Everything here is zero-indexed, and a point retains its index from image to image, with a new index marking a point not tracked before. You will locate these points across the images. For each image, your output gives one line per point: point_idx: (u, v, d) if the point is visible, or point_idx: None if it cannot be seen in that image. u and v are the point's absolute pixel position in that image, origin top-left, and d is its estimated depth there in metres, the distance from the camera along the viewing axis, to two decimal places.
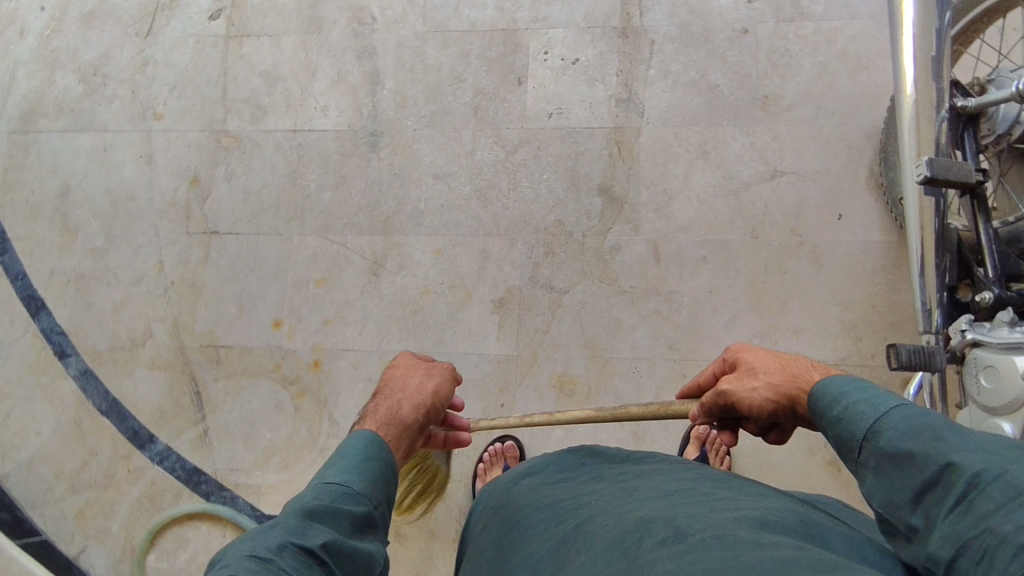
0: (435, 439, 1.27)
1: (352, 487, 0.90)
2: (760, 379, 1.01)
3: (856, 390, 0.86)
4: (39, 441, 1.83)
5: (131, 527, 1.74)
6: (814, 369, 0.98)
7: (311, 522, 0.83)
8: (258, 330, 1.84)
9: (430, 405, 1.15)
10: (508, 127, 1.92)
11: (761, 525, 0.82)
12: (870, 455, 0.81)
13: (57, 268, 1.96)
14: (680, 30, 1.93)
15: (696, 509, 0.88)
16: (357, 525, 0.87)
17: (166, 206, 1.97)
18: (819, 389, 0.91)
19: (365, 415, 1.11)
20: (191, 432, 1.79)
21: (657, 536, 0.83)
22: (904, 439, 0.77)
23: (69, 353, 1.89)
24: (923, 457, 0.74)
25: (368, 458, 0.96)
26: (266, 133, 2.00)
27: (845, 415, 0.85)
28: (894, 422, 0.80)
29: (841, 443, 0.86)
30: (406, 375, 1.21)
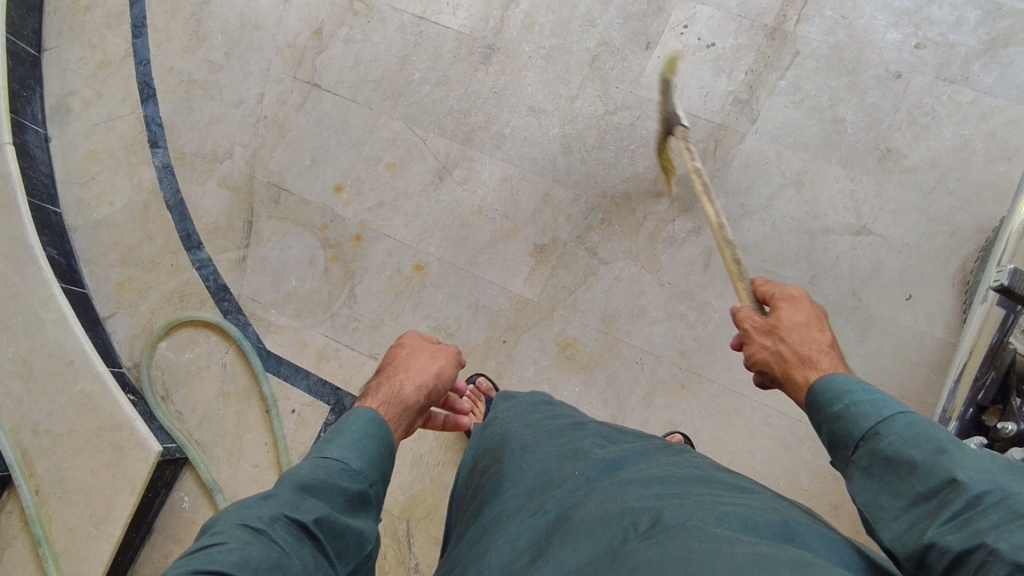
0: (435, 421, 1.44)
1: (349, 465, 1.04)
2: (775, 339, 1.11)
3: (862, 392, 0.93)
4: (110, 209, 2.03)
5: (156, 313, 1.93)
6: (822, 356, 1.05)
7: (306, 495, 0.97)
8: (320, 188, 1.95)
9: (432, 386, 1.28)
10: (618, 86, 1.89)
11: (742, 528, 0.84)
12: (865, 453, 0.87)
13: (176, 67, 2.12)
14: (830, 51, 1.81)
15: (682, 503, 0.90)
16: (349, 501, 1.01)
17: (285, 47, 2.07)
18: (823, 382, 0.98)
19: (368, 392, 1.25)
20: (232, 254, 1.94)
21: (643, 532, 0.85)
22: (904, 446, 0.83)
23: (160, 145, 2.06)
24: (925, 467, 0.79)
25: (367, 436, 1.09)
26: (395, 11, 2.04)
27: (848, 413, 0.91)
28: (898, 427, 0.85)
29: (836, 436, 0.93)
30: (411, 355, 1.34)
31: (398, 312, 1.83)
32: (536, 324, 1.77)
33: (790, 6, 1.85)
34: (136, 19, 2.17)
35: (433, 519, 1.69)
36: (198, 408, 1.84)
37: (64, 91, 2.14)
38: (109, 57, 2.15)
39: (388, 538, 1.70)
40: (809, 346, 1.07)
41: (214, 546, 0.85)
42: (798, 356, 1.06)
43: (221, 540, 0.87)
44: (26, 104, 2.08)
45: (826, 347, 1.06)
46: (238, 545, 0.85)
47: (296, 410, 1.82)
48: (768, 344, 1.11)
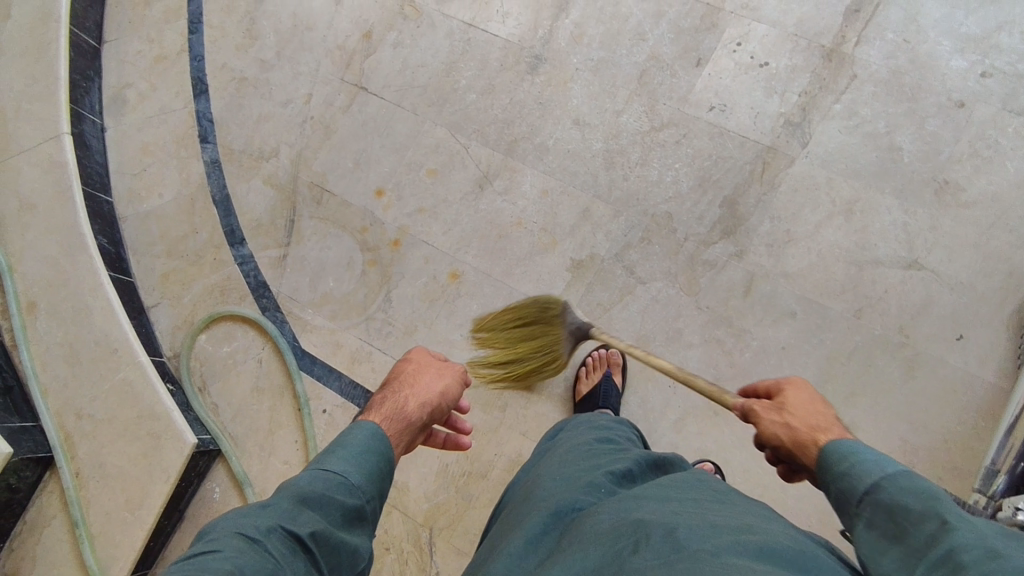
0: (435, 438, 1.33)
1: (348, 478, 1.02)
2: (784, 416, 1.07)
3: (866, 452, 0.92)
4: (159, 201, 2.08)
5: (198, 305, 1.98)
6: (831, 425, 1.02)
7: (303, 508, 0.95)
8: (362, 191, 1.97)
9: (435, 405, 1.23)
10: (666, 102, 1.85)
11: (761, 554, 0.82)
12: (866, 506, 0.85)
13: (228, 64, 2.15)
14: (890, 75, 1.75)
15: (699, 523, 0.89)
16: (346, 516, 0.99)
17: (335, 48, 2.09)
18: (830, 446, 0.96)
19: (372, 406, 1.22)
20: (273, 252, 1.97)
21: (653, 545, 0.86)
22: (901, 494, 0.82)
23: (210, 140, 2.10)
24: (919, 514, 0.79)
25: (369, 450, 1.08)
26: (445, 17, 2.05)
27: (851, 470, 0.90)
28: (897, 480, 0.85)
29: (840, 495, 0.91)
30: (418, 371, 1.30)
31: (433, 319, 1.84)
32: None
33: (849, 27, 1.79)
34: (193, 15, 2.22)
35: (456, 529, 1.70)
36: (233, 402, 1.88)
37: (121, 83, 2.20)
38: (166, 52, 2.20)
39: (411, 545, 1.72)
40: (813, 414, 1.05)
41: (207, 553, 0.82)
42: (807, 426, 1.02)
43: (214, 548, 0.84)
44: (85, 94, 2.14)
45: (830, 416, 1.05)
46: (233, 552, 0.84)
47: (328, 411, 1.85)
48: (780, 420, 1.07)
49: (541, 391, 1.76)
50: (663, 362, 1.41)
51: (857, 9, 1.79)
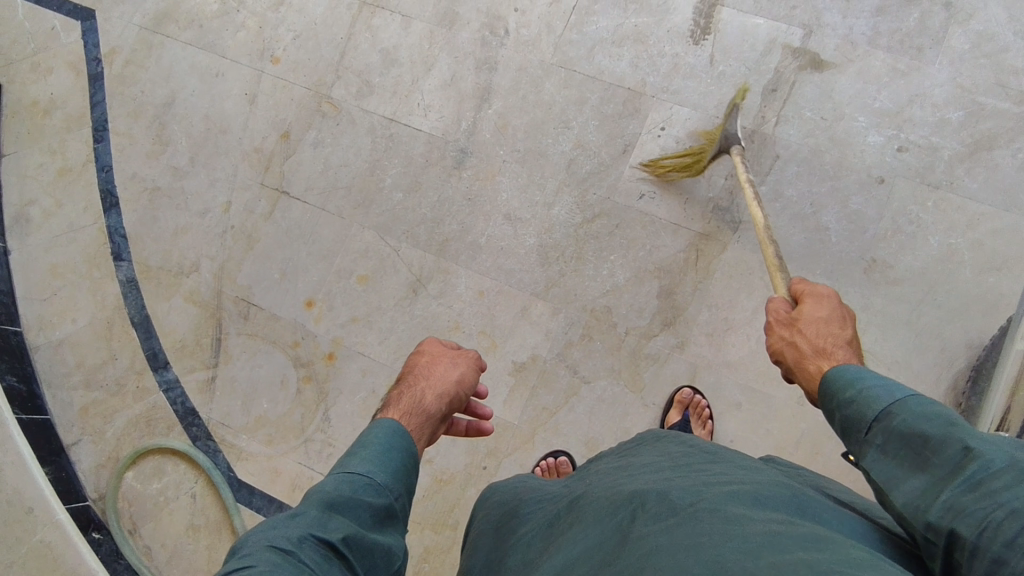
0: (457, 426, 1.25)
1: (374, 480, 0.98)
2: (795, 331, 1.14)
3: (872, 378, 0.98)
4: (73, 327, 1.95)
5: (122, 439, 1.85)
6: (839, 349, 1.09)
7: (332, 514, 0.92)
8: (291, 303, 1.88)
9: (454, 393, 1.19)
10: (596, 192, 1.83)
11: (756, 501, 0.91)
12: (878, 434, 0.92)
13: (139, 173, 2.04)
14: (811, 154, 1.76)
15: (689, 486, 0.97)
16: (375, 516, 0.96)
17: (252, 151, 2.00)
18: (834, 372, 1.04)
19: (389, 404, 1.17)
20: (200, 375, 1.86)
21: (649, 512, 0.93)
22: (917, 423, 0.88)
23: (124, 258, 1.98)
24: (939, 440, 0.84)
25: (391, 448, 1.04)
26: (365, 112, 1.98)
27: (861, 396, 0.97)
28: (908, 406, 0.91)
29: (847, 420, 0.98)
30: (430, 363, 1.25)
31: None
32: (518, 449, 1.73)
33: (768, 107, 1.80)
34: (98, 122, 2.10)
35: None
36: (167, 542, 1.77)
37: (23, 200, 2.07)
38: (70, 164, 2.07)
39: None
40: (825, 339, 1.11)
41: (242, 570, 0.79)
42: (814, 348, 1.10)
43: (250, 563, 0.81)
44: None
45: (841, 342, 1.10)
46: (272, 566, 0.81)
47: None
48: (786, 336, 1.15)
49: None
50: (757, 213, 1.45)
51: (774, 88, 1.81)
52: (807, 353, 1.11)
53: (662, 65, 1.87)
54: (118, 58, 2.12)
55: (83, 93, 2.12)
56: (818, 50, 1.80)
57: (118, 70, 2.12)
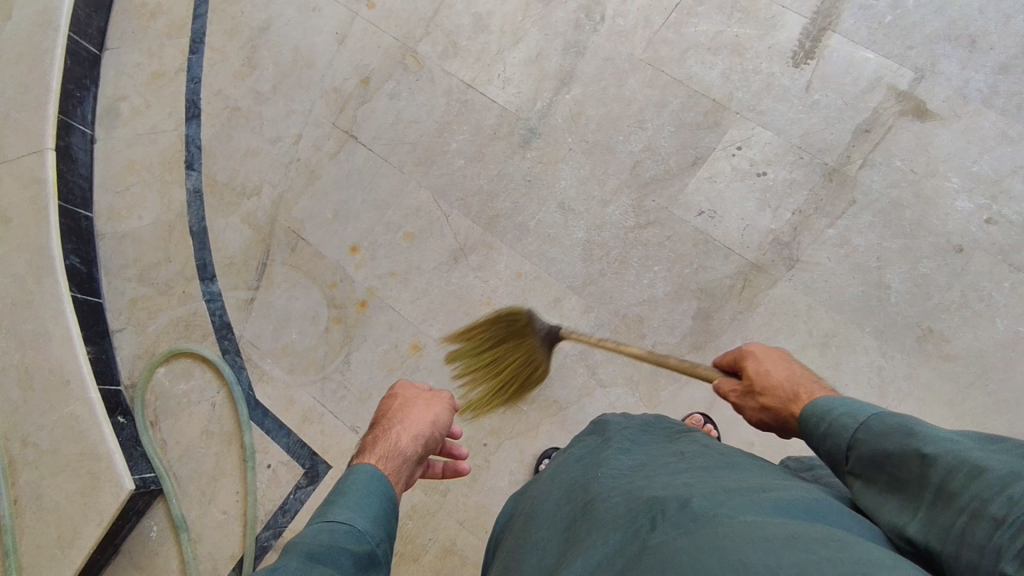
0: (432, 469, 1.29)
1: (353, 526, 0.98)
2: (756, 399, 1.14)
3: (837, 405, 0.97)
4: (138, 223, 2.06)
5: (161, 337, 1.96)
6: (802, 386, 1.07)
7: (314, 562, 0.90)
8: (337, 244, 1.93)
9: (429, 435, 1.22)
10: (655, 199, 1.79)
11: (781, 510, 0.84)
12: (855, 461, 0.90)
13: (224, 90, 2.12)
14: (890, 205, 1.67)
15: (710, 492, 0.89)
16: (358, 561, 0.95)
17: (331, 90, 2.05)
18: (805, 412, 1.01)
19: (364, 450, 1.18)
20: (241, 294, 1.95)
21: (670, 519, 0.84)
22: (878, 441, 0.86)
23: (195, 168, 2.08)
24: (900, 455, 0.82)
25: (372, 492, 1.04)
26: (445, 73, 1.99)
27: (828, 426, 0.95)
28: (870, 425, 0.89)
29: (826, 452, 0.96)
30: (404, 405, 1.28)
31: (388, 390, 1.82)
32: (521, 434, 1.74)
33: (856, 147, 1.72)
34: (196, 34, 2.18)
35: None
36: (182, 441, 1.88)
37: (116, 94, 2.18)
38: (164, 69, 2.17)
39: None
40: (784, 385, 1.10)
41: None
42: (782, 400, 1.08)
43: None
44: (78, 104, 2.11)
45: (800, 378, 1.09)
46: None
47: (272, 466, 1.84)
48: (756, 404, 1.14)
49: (487, 480, 1.74)
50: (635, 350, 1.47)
51: (868, 128, 1.72)
52: (782, 408, 1.08)
53: (756, 82, 1.81)
54: None
55: (189, 4, 2.20)
56: (926, 97, 1.71)
57: None
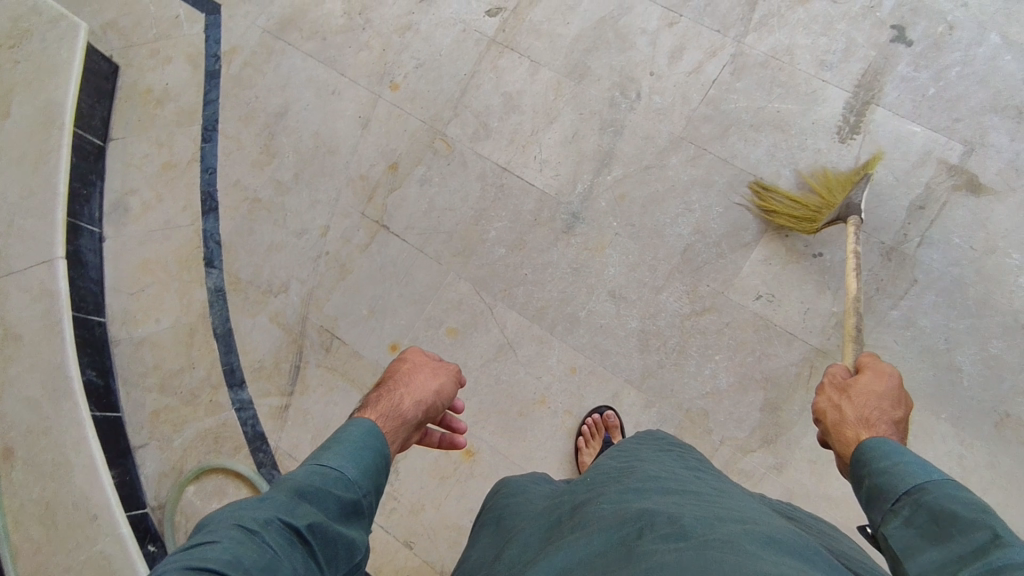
0: (430, 438, 1.25)
1: (343, 474, 0.97)
2: (840, 398, 1.11)
3: (911, 457, 0.91)
4: (156, 327, 1.93)
5: (188, 452, 1.83)
6: (880, 421, 1.03)
7: (300, 500, 0.90)
8: (375, 343, 1.83)
9: (431, 403, 1.19)
10: (709, 284, 1.73)
11: (767, 540, 0.87)
12: (907, 505, 0.85)
13: (241, 181, 2.01)
14: (953, 284, 1.64)
15: (701, 514, 0.93)
16: (342, 509, 0.94)
17: (357, 178, 1.95)
18: (871, 441, 0.98)
19: (366, 405, 1.17)
20: (275, 401, 1.84)
21: (659, 531, 0.89)
22: (949, 503, 0.81)
23: (215, 265, 1.96)
24: (967, 521, 0.78)
25: (364, 447, 1.03)
26: (478, 156, 1.92)
27: (894, 469, 0.90)
28: (944, 488, 0.84)
29: (876, 492, 0.91)
30: (412, 370, 1.25)
31: (442, 499, 1.71)
32: None
33: (912, 225, 1.68)
34: (208, 121, 2.08)
35: None
36: None
37: (124, 188, 2.06)
38: (175, 160, 2.06)
39: None
40: (871, 411, 1.06)
41: (205, 544, 0.79)
42: (856, 416, 1.06)
43: (212, 539, 0.80)
44: (84, 203, 1.99)
45: (893, 421, 1.04)
46: (232, 543, 0.79)
47: None
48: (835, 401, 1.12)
49: None
50: (852, 284, 1.49)
51: (922, 205, 1.69)
52: (849, 420, 1.05)
53: (802, 159, 1.77)
54: (237, 59, 2.11)
55: (198, 89, 2.11)
56: (978, 171, 1.69)
57: (235, 71, 2.10)
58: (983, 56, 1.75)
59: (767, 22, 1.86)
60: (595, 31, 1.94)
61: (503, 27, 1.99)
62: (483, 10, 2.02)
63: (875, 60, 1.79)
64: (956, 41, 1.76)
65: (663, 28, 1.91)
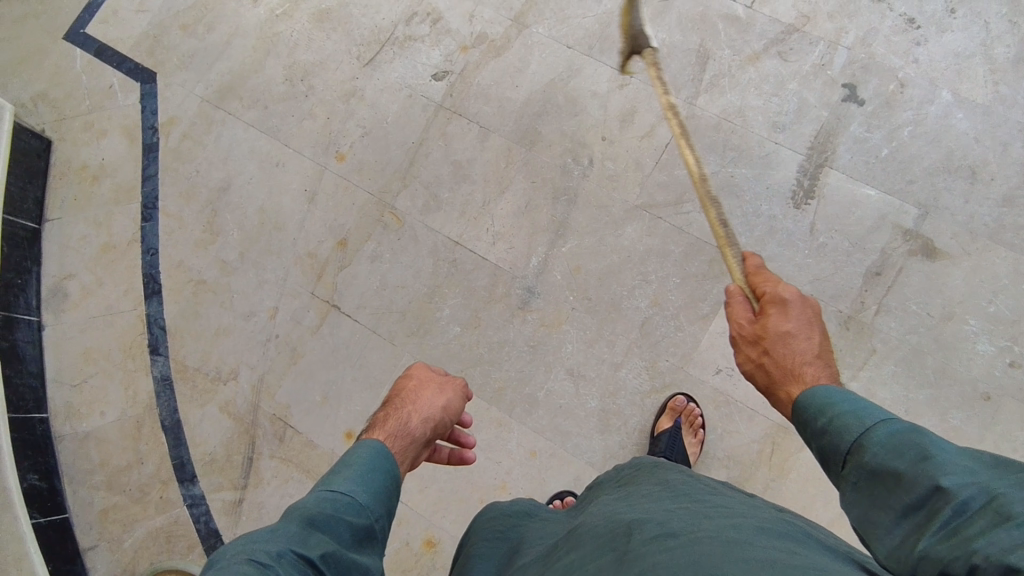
0: (438, 454, 1.15)
1: (355, 498, 0.88)
2: (758, 351, 1.01)
3: (847, 404, 0.85)
4: (101, 421, 1.86)
5: (139, 553, 1.76)
6: (810, 368, 0.95)
7: (312, 530, 0.83)
8: (330, 431, 1.77)
9: (440, 419, 1.08)
10: (667, 359, 1.70)
11: (759, 532, 0.80)
12: (852, 470, 0.80)
13: (185, 261, 1.94)
14: (911, 353, 1.62)
15: (691, 512, 0.86)
16: (356, 536, 0.87)
17: (305, 255, 1.89)
18: (804, 398, 0.91)
19: (372, 424, 1.06)
20: (228, 495, 1.77)
21: (648, 533, 0.81)
22: (888, 457, 0.76)
23: (161, 352, 1.89)
24: (908, 477, 0.72)
25: (376, 467, 0.94)
26: (429, 229, 1.86)
27: (831, 427, 0.84)
28: (881, 437, 0.78)
29: (824, 453, 0.86)
30: (418, 386, 1.13)
31: None
32: None
33: (869, 292, 1.66)
34: (147, 198, 1.99)
35: None
36: None
37: (62, 272, 1.96)
38: (114, 240, 1.97)
39: None
40: (795, 359, 0.96)
41: None
42: (783, 373, 0.96)
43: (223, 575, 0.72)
44: (19, 293, 1.90)
45: (813, 356, 0.96)
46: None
47: None
48: (754, 356, 1.01)
49: None
50: (687, 155, 1.21)
51: (878, 271, 1.66)
52: (779, 379, 0.97)
53: (758, 226, 1.73)
54: (176, 130, 2.03)
55: (136, 163, 2.02)
56: (933, 235, 1.67)
57: (174, 143, 2.02)
58: (936, 114, 1.73)
59: (718, 82, 1.83)
60: (544, 94, 1.89)
61: (450, 91, 1.93)
62: (429, 73, 1.96)
63: (828, 120, 1.76)
64: (908, 99, 1.74)
65: (613, 90, 1.86)
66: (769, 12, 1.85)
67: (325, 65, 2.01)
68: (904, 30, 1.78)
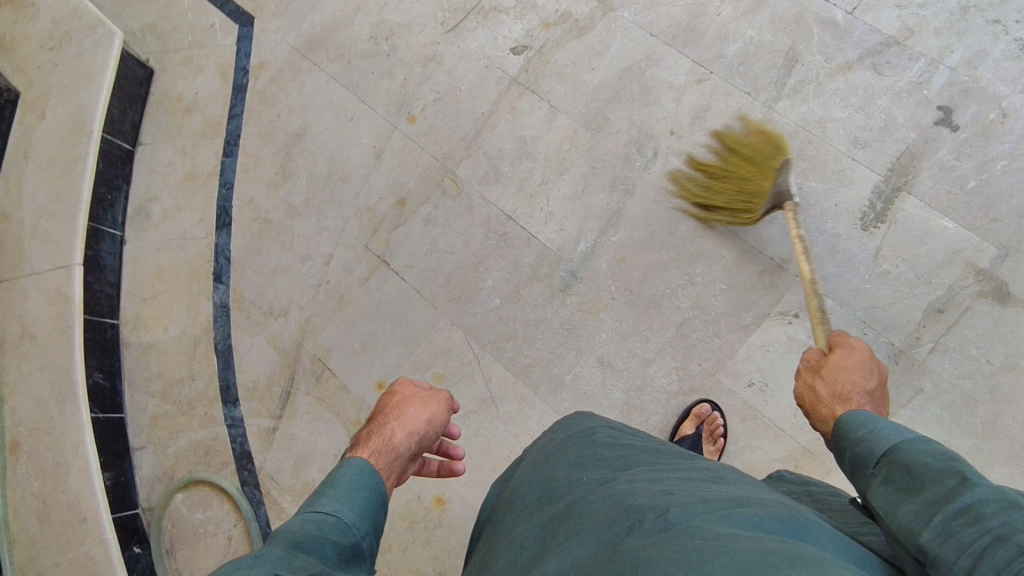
0: (427, 467, 1.16)
1: (342, 519, 0.89)
2: (814, 379, 1.11)
3: (884, 422, 0.91)
4: (163, 335, 2.01)
5: (180, 460, 1.92)
6: (859, 395, 1.02)
7: (298, 552, 0.81)
8: (364, 378, 1.86)
9: (426, 434, 1.09)
10: (700, 363, 1.68)
11: (753, 523, 0.78)
12: (885, 467, 0.84)
13: (256, 199, 2.05)
14: (960, 399, 1.54)
15: (689, 500, 0.84)
16: (343, 556, 0.86)
17: (364, 210, 1.96)
18: (848, 415, 0.97)
19: (356, 442, 1.07)
20: (264, 422, 1.90)
21: (648, 525, 0.79)
22: (920, 455, 0.81)
23: (223, 281, 2.02)
24: (936, 471, 0.77)
25: (361, 486, 0.95)
26: (485, 200, 1.89)
27: (871, 434, 0.89)
28: (916, 443, 0.83)
29: (857, 460, 0.90)
30: (402, 402, 1.13)
31: (408, 543, 1.74)
32: None
33: (926, 328, 1.58)
34: (230, 135, 2.11)
35: None
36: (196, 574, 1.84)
37: (147, 194, 2.12)
38: (197, 170, 2.11)
39: None
40: (847, 385, 1.05)
41: None
42: (832, 394, 1.05)
43: None
44: (108, 207, 2.06)
45: (867, 389, 1.04)
46: None
47: None
48: (810, 381, 1.11)
49: None
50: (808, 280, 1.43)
51: (940, 309, 1.58)
52: (828, 398, 1.05)
53: (819, 243, 1.67)
54: (264, 74, 2.13)
55: (225, 101, 2.14)
56: (1009, 279, 1.57)
57: (261, 86, 2.13)
58: None
59: (803, 88, 1.75)
60: (619, 81, 1.86)
61: (527, 66, 1.94)
62: (508, 46, 1.97)
63: (915, 143, 1.66)
64: (1008, 131, 1.63)
65: (690, 84, 1.82)
66: (870, 20, 1.74)
67: (410, 27, 2.05)
68: (1017, 56, 1.66)
